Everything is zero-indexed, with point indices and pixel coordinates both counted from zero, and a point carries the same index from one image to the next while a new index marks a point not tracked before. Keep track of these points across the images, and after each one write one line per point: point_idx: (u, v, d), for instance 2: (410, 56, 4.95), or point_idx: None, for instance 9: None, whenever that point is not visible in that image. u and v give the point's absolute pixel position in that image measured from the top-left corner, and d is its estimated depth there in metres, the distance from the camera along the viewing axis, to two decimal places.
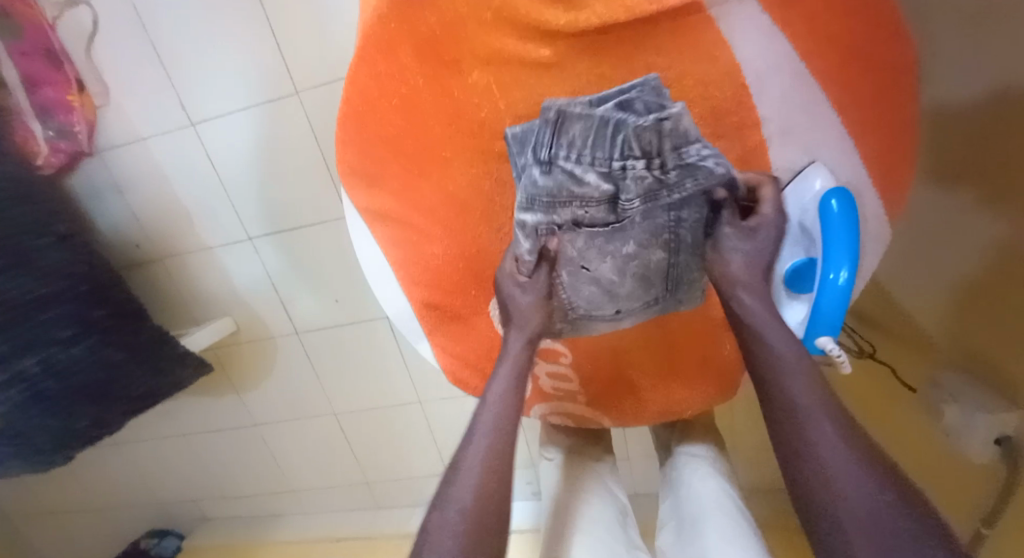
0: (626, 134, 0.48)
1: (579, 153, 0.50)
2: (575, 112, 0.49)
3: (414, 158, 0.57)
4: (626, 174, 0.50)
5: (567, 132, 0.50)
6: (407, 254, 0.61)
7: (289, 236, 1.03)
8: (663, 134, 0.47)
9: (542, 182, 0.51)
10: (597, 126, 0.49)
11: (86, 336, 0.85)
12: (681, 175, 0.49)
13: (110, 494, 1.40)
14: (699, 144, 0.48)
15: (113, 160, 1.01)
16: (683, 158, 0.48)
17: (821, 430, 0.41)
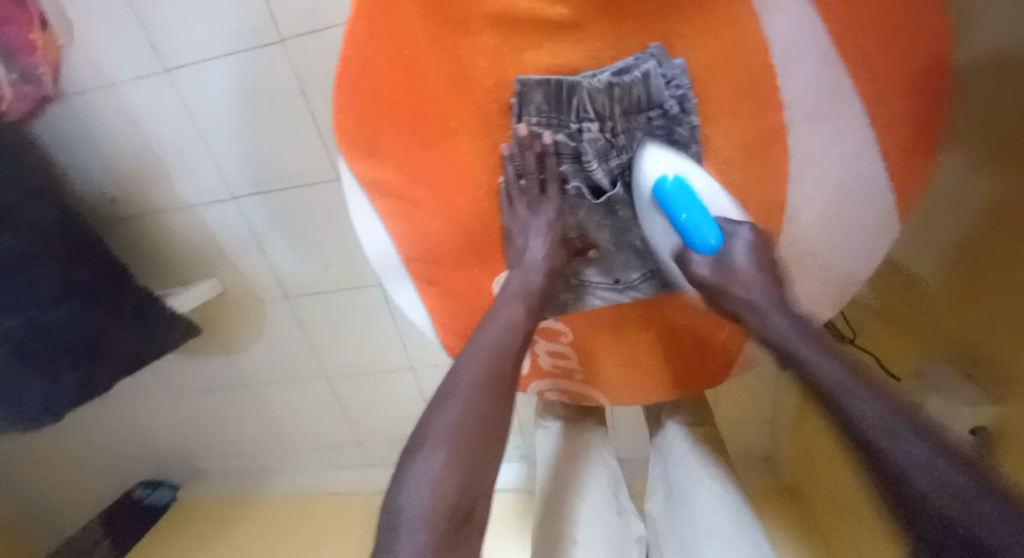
0: (582, 96, 0.54)
1: (547, 117, 0.55)
2: (535, 81, 0.53)
3: (417, 127, 0.53)
4: (586, 135, 0.56)
5: (531, 101, 0.54)
6: (406, 228, 0.56)
7: (277, 196, 0.98)
8: (615, 98, 0.54)
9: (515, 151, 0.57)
10: (556, 91, 0.54)
11: (71, 297, 0.79)
12: (630, 136, 0.56)
13: (100, 450, 1.40)
14: (650, 110, 0.55)
15: (83, 108, 0.94)
16: (631, 122, 0.56)
17: (857, 400, 0.40)
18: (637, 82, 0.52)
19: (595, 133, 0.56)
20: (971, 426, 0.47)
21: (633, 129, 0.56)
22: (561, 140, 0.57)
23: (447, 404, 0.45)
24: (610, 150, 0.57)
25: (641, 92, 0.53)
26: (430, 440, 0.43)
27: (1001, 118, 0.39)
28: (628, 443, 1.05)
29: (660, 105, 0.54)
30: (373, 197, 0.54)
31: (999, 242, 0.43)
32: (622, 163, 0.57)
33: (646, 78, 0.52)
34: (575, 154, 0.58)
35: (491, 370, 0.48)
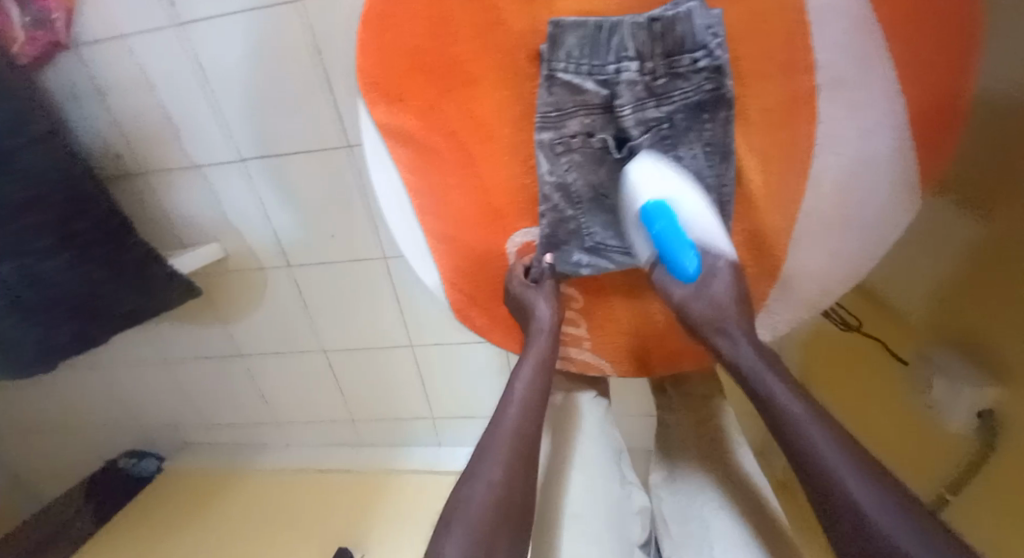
0: (621, 35, 0.50)
1: (579, 61, 0.51)
2: (570, 22, 0.50)
3: (442, 75, 0.52)
4: (621, 79, 0.51)
5: (564, 45, 0.51)
6: (424, 180, 0.56)
7: (284, 161, 0.97)
8: (657, 37, 0.49)
9: (548, 97, 0.53)
10: (592, 33, 0.50)
11: (72, 246, 0.77)
12: (671, 82, 0.51)
13: (87, 416, 1.37)
14: (693, 52, 0.49)
15: (92, 59, 0.92)
16: (675, 65, 0.50)
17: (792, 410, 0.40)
18: (680, 20, 0.48)
19: (629, 80, 0.51)
20: (977, 410, 0.53)
21: (676, 73, 0.50)
22: (592, 86, 0.52)
23: (496, 434, 0.49)
24: (645, 102, 0.51)
25: (685, 32, 0.48)
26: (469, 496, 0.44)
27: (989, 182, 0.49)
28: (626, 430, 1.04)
29: (705, 47, 0.48)
30: (391, 143, 0.54)
31: (991, 265, 0.51)
32: (659, 115, 0.52)
33: (689, 18, 0.48)
34: (608, 102, 0.53)
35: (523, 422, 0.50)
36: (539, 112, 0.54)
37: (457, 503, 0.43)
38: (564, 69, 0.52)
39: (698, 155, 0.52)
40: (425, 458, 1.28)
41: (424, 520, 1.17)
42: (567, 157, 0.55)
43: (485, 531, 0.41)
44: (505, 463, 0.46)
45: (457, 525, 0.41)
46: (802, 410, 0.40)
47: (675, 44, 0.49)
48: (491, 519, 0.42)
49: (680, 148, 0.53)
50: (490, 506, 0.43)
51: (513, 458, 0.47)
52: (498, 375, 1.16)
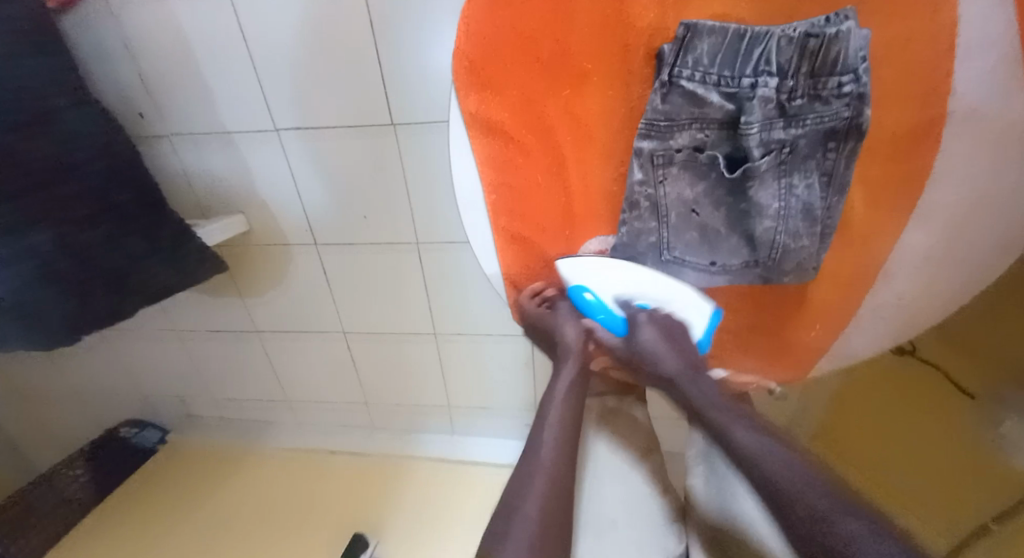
0: (767, 46, 0.45)
1: (707, 70, 0.47)
2: (708, 27, 0.46)
3: (548, 68, 0.49)
4: (754, 94, 0.46)
5: (695, 50, 0.47)
6: (504, 175, 0.52)
7: (323, 135, 0.92)
8: (807, 54, 0.44)
9: (661, 104, 0.49)
10: (731, 41, 0.46)
11: (109, 214, 0.74)
12: (809, 104, 0.46)
13: (88, 382, 1.32)
14: (841, 75, 0.44)
15: (122, 10, 0.85)
16: (818, 87, 0.45)
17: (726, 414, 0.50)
18: (839, 40, 0.43)
19: (763, 98, 0.46)
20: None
21: (817, 94, 0.45)
22: (717, 97, 0.48)
23: (537, 457, 0.51)
24: (775, 121, 0.47)
25: (840, 54, 0.43)
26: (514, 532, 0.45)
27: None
28: None
29: (855, 72, 0.44)
30: (472, 132, 0.50)
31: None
32: (784, 138, 0.47)
33: (847, 38, 0.43)
34: (732, 117, 0.48)
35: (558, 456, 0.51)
36: (647, 117, 0.50)
37: (510, 521, 0.46)
38: (691, 75, 0.47)
39: (813, 185, 0.49)
40: (440, 446, 1.27)
41: (439, 509, 1.15)
42: (666, 167, 0.52)
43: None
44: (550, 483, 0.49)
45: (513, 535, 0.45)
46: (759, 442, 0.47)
47: (824, 63, 0.44)
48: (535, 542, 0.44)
49: (798, 174, 0.48)
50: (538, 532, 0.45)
51: (555, 476, 0.50)
52: (522, 368, 1.14)
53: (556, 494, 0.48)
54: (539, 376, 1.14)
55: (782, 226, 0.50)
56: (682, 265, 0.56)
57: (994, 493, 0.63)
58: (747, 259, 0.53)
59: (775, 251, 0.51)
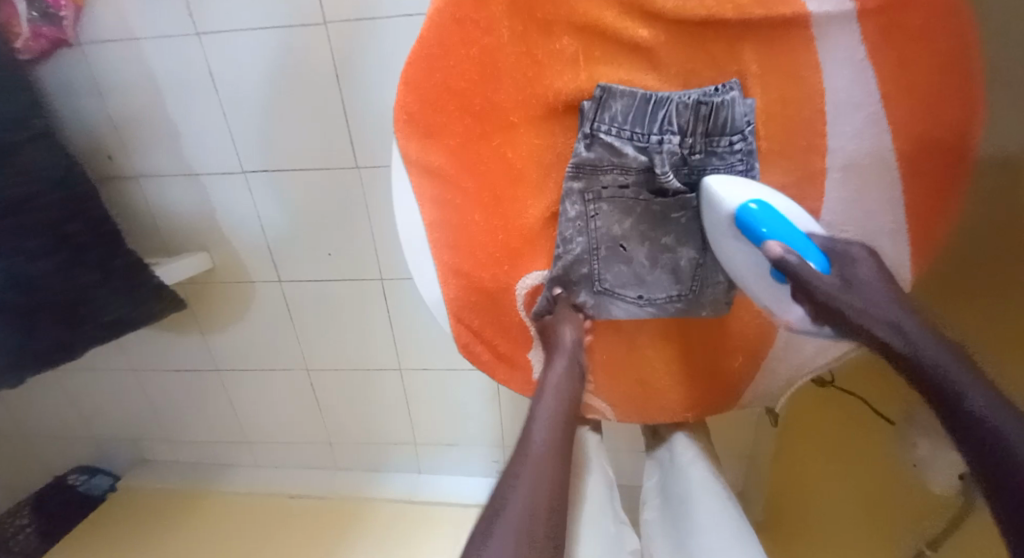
0: (668, 110, 0.54)
1: (622, 126, 0.55)
2: (619, 90, 0.55)
3: (479, 118, 0.54)
4: (662, 149, 0.55)
5: (610, 108, 0.55)
6: (445, 215, 0.56)
7: (289, 177, 0.96)
8: (700, 117, 0.54)
9: (585, 154, 0.56)
10: (639, 104, 0.55)
11: (65, 249, 0.77)
12: (706, 158, 0.56)
13: (41, 425, 1.29)
14: (731, 135, 0.55)
15: (99, 60, 0.90)
16: (712, 144, 0.55)
17: (866, 308, 0.45)
18: (726, 106, 0.53)
19: (672, 150, 0.55)
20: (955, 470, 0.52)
21: (712, 151, 0.56)
22: (632, 151, 0.56)
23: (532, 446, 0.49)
24: (682, 169, 0.57)
25: (728, 117, 0.54)
26: (505, 513, 0.43)
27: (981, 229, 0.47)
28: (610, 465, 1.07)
29: (743, 132, 0.54)
30: (415, 177, 0.54)
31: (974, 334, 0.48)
32: (689, 183, 0.58)
33: (733, 105, 0.53)
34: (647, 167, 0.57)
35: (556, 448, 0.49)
36: (576, 163, 0.57)
37: (490, 511, 0.44)
38: (609, 127, 0.55)
39: None
40: (404, 487, 1.25)
41: (399, 551, 1.13)
42: (596, 207, 0.59)
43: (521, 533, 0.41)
44: (541, 468, 0.46)
45: (491, 529, 0.42)
46: (887, 323, 0.44)
47: (716, 126, 0.54)
48: (528, 530, 0.41)
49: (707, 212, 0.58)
50: (539, 527, 0.42)
51: (549, 466, 0.47)
52: (484, 404, 1.15)
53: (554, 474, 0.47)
54: (503, 412, 1.16)
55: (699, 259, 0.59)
56: (613, 300, 0.61)
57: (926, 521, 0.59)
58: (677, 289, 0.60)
59: (694, 281, 0.60)
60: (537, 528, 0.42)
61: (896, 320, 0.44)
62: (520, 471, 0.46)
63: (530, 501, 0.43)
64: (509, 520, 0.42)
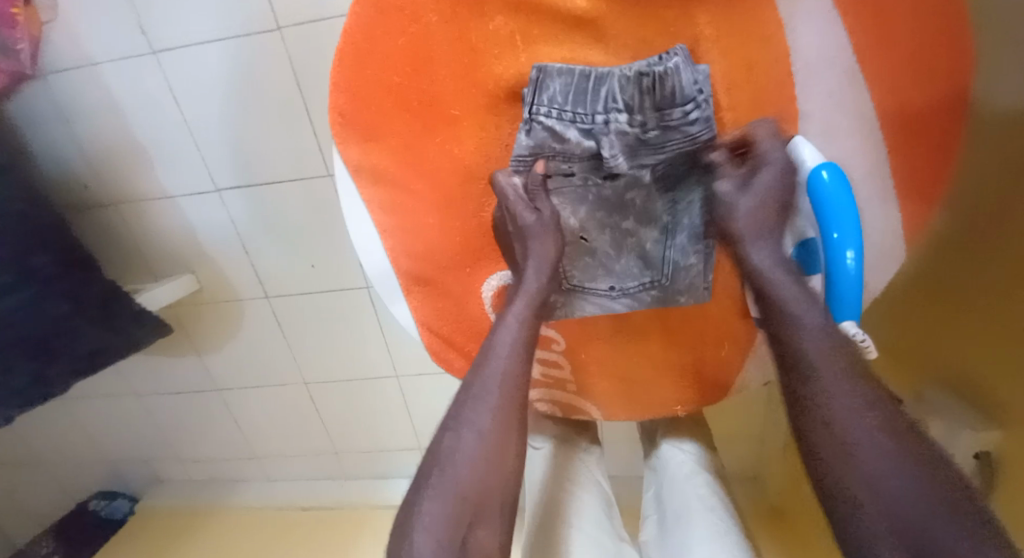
0: (610, 86, 0.50)
1: (562, 108, 0.51)
2: (555, 69, 0.51)
3: (417, 114, 0.51)
4: (609, 129, 0.51)
5: (549, 89, 0.51)
6: (398, 221, 0.54)
7: (261, 190, 0.94)
8: (645, 90, 0.50)
9: (525, 141, 0.53)
10: (579, 81, 0.51)
11: (32, 284, 0.77)
12: (664, 134, 0.51)
13: (56, 453, 1.32)
14: (684, 105, 0.50)
15: (61, 88, 0.89)
16: (666, 119, 0.51)
17: (833, 380, 0.41)
18: (670, 75, 0.48)
19: (618, 132, 0.51)
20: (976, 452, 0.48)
21: (667, 126, 0.51)
22: (576, 138, 0.52)
23: (482, 396, 0.46)
24: (634, 151, 0.53)
25: (676, 86, 0.49)
26: (434, 485, 0.41)
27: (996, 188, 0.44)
28: (618, 458, 1.04)
29: (695, 100, 0.50)
30: (361, 183, 0.52)
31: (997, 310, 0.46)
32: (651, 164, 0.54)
33: (677, 73, 0.48)
34: (595, 153, 0.53)
35: (501, 414, 0.45)
36: (516, 154, 0.54)
37: (440, 455, 0.43)
38: (546, 111, 0.51)
39: (690, 207, 0.56)
40: None
41: None
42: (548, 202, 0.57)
43: (476, 486, 0.42)
44: (497, 413, 0.45)
45: (438, 479, 0.41)
46: (841, 386, 0.40)
47: (665, 98, 0.50)
48: (481, 490, 0.42)
49: (671, 194, 0.57)
50: (462, 513, 0.40)
51: (507, 412, 0.45)
52: None
53: (496, 438, 0.44)
54: None
55: (667, 243, 0.57)
56: (585, 294, 0.60)
57: None
58: (651, 275, 0.58)
59: (665, 266, 0.58)
60: (491, 485, 0.43)
61: (856, 392, 0.39)
62: (469, 414, 0.45)
63: (459, 468, 0.42)
64: (438, 498, 0.40)
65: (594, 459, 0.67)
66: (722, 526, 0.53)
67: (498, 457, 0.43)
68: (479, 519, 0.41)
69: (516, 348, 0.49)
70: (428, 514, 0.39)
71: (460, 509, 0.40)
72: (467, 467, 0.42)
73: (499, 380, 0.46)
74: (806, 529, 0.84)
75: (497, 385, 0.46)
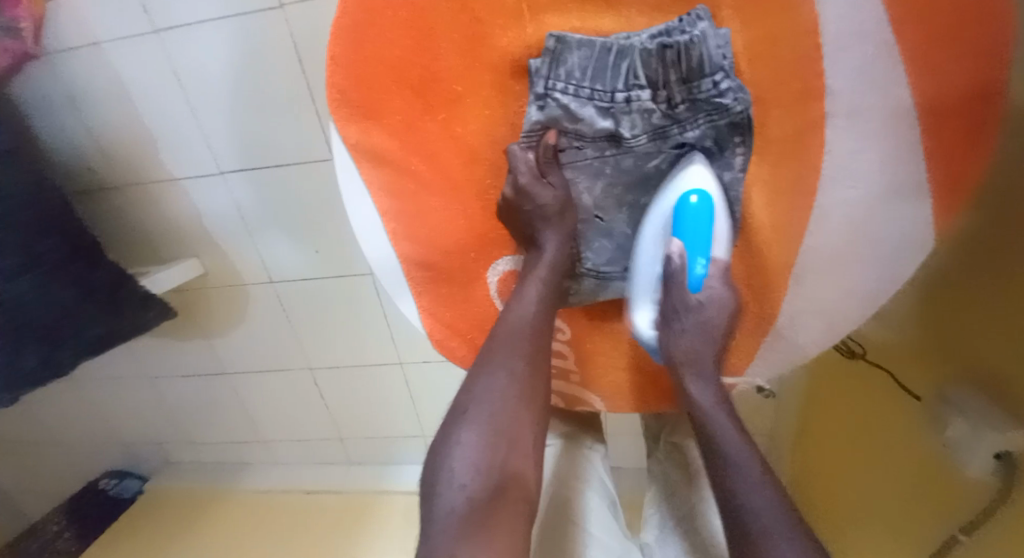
0: (632, 60, 0.50)
1: (580, 83, 0.52)
2: (575, 41, 0.50)
3: (418, 89, 0.50)
4: (631, 106, 0.52)
5: (566, 62, 0.51)
6: (400, 204, 0.52)
7: (264, 173, 0.93)
8: (669, 63, 0.49)
9: (534, 116, 0.53)
10: (599, 54, 0.51)
11: (36, 267, 0.76)
12: (691, 107, 0.51)
13: (66, 434, 1.33)
14: (712, 75, 0.49)
15: (65, 69, 0.88)
16: (693, 91, 0.50)
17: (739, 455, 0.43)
18: (695, 44, 0.48)
19: (642, 106, 0.52)
20: (994, 452, 0.46)
21: (694, 98, 0.51)
22: (595, 115, 0.53)
23: (513, 330, 0.47)
24: (660, 123, 0.53)
25: (702, 54, 0.48)
26: (466, 422, 0.40)
27: (1019, 197, 0.40)
28: (623, 450, 1.03)
29: (722, 69, 0.49)
30: (359, 163, 0.50)
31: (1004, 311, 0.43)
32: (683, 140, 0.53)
33: (703, 39, 0.48)
34: (612, 133, 0.54)
35: (533, 351, 0.46)
36: (526, 136, 0.54)
37: (472, 391, 0.43)
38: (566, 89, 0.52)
39: (722, 180, 0.54)
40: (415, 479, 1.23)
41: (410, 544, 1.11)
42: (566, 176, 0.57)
43: (508, 422, 0.41)
44: (526, 354, 0.45)
45: (474, 414, 0.41)
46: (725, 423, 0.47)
47: (691, 68, 0.49)
48: (514, 424, 0.41)
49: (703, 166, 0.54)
50: (496, 453, 0.39)
51: (535, 353, 0.46)
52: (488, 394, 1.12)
53: (532, 370, 0.45)
54: None
55: None
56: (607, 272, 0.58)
57: (959, 506, 0.53)
58: None
59: None
60: (521, 417, 0.42)
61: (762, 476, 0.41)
62: (501, 357, 0.45)
63: (491, 396, 0.42)
64: (469, 437, 0.39)
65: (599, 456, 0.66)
66: None
67: (530, 396, 0.43)
68: (514, 449, 0.40)
69: (541, 313, 0.49)
70: (459, 460, 0.38)
71: (494, 444, 0.39)
72: (497, 398, 0.42)
73: (529, 317, 0.48)
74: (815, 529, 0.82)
75: (529, 321, 0.48)
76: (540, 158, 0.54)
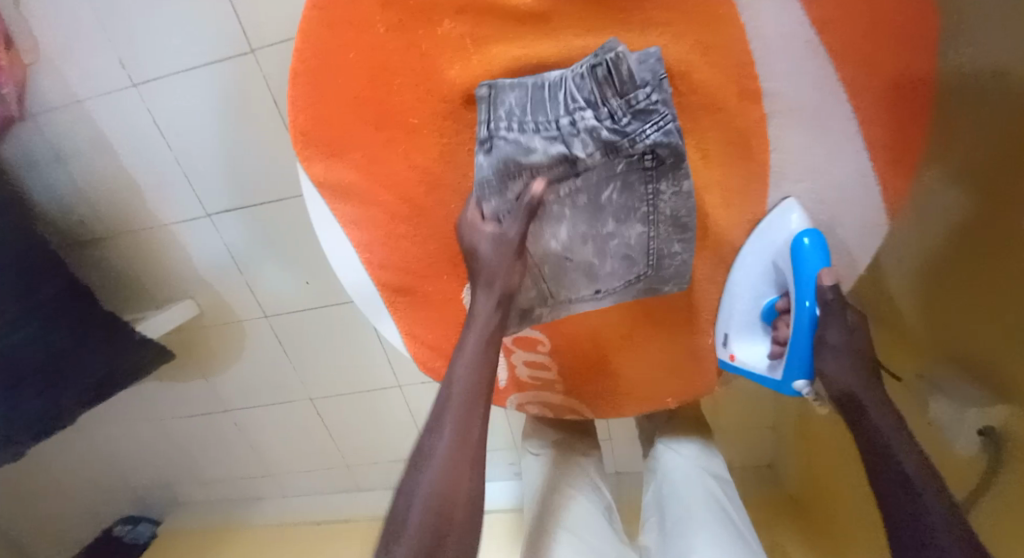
0: (567, 88, 0.50)
1: (521, 119, 0.51)
2: (508, 84, 0.51)
3: (379, 123, 0.53)
4: (575, 130, 0.50)
5: (504, 103, 0.51)
6: (370, 234, 0.56)
7: (249, 212, 0.95)
8: (602, 82, 0.48)
9: (483, 161, 0.53)
10: (533, 92, 0.51)
11: (29, 322, 0.78)
12: (635, 121, 0.49)
13: (76, 484, 1.34)
14: (646, 89, 0.48)
15: (51, 128, 0.91)
16: (631, 105, 0.49)
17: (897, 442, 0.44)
18: (622, 61, 0.47)
19: (584, 130, 0.50)
20: (980, 429, 0.50)
21: (636, 113, 0.49)
22: (538, 148, 0.51)
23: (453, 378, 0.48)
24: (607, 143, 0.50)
25: (630, 72, 0.47)
26: (420, 476, 0.45)
27: (998, 170, 0.46)
28: (624, 454, 1.03)
29: (653, 82, 0.48)
30: (332, 201, 0.55)
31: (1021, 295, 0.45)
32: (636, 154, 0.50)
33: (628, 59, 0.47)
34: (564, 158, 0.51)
35: (468, 398, 0.47)
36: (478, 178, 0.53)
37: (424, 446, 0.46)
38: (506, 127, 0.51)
39: (678, 194, 0.52)
40: None
41: None
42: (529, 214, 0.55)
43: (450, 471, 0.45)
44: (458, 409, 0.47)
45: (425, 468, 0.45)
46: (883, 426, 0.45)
47: (625, 84, 0.48)
48: (453, 473, 0.44)
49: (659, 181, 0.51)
50: (440, 504, 0.43)
51: (473, 391, 0.47)
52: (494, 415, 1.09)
53: (467, 416, 0.47)
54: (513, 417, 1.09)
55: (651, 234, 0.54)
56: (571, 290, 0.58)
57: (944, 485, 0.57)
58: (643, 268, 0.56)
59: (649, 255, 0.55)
60: (461, 466, 0.45)
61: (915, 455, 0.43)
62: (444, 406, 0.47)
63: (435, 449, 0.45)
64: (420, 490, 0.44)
65: (592, 461, 0.67)
66: (720, 531, 0.53)
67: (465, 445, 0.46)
68: (451, 502, 0.44)
69: (478, 360, 0.49)
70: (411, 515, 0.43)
71: (439, 497, 0.43)
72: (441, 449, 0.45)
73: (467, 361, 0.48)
74: (822, 513, 0.85)
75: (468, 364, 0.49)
76: (491, 199, 0.53)
